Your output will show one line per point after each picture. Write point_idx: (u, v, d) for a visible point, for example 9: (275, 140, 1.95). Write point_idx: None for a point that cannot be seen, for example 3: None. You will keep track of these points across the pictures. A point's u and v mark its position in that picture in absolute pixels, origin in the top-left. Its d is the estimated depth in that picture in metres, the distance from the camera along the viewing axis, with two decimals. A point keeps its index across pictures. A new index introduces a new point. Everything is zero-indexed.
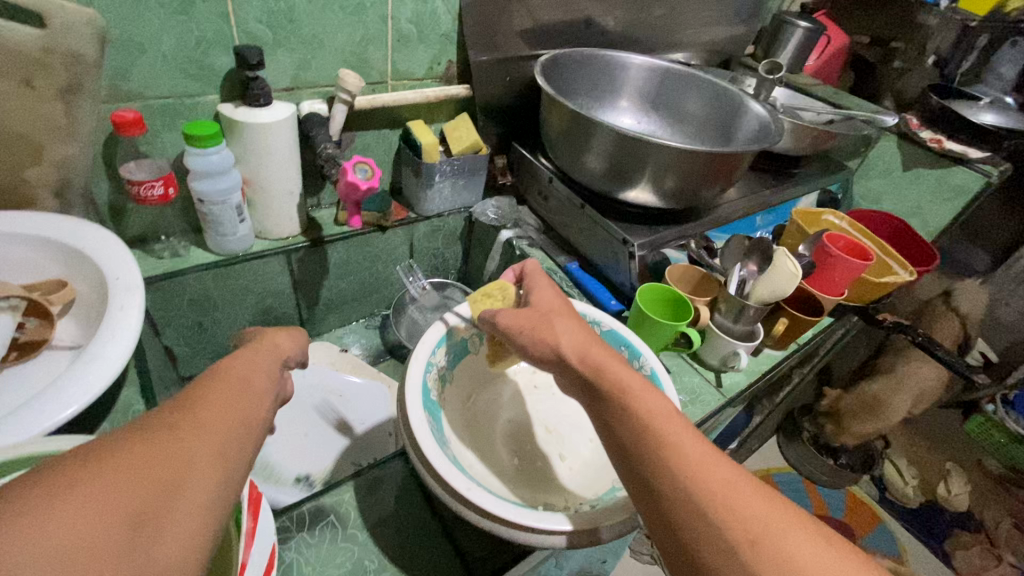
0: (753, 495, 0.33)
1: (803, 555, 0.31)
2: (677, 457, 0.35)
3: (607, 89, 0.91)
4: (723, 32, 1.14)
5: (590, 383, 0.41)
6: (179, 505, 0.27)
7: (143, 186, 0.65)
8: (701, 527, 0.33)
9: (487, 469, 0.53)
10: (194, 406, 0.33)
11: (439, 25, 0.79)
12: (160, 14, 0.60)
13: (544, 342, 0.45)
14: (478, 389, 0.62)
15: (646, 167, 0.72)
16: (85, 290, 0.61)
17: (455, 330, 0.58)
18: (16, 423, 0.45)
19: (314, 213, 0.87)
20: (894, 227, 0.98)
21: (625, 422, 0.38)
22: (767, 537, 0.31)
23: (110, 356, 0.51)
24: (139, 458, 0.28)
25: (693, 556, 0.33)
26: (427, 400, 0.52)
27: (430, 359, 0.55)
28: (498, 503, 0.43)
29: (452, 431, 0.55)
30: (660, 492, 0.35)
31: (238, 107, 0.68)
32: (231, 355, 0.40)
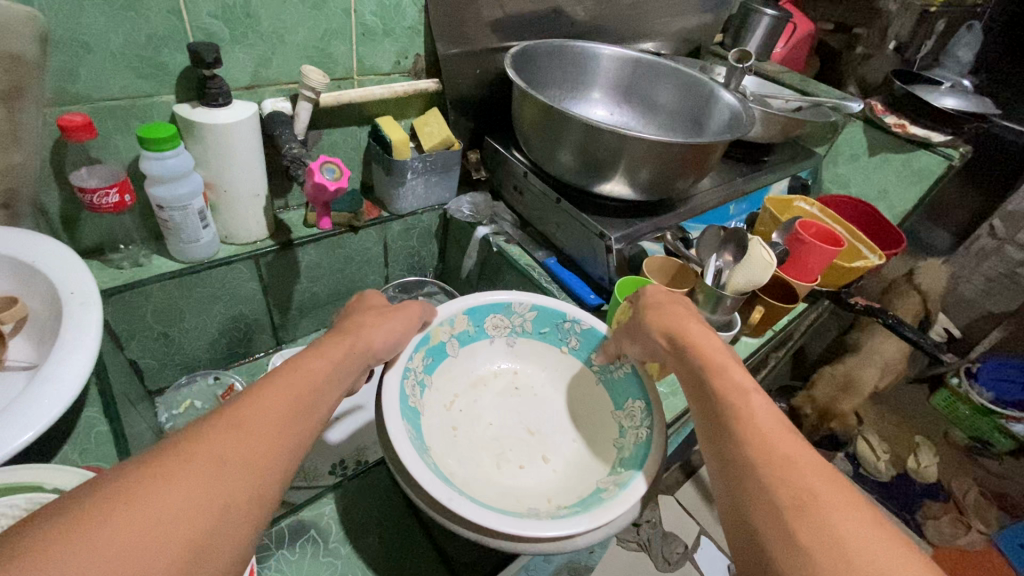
0: (812, 471, 0.35)
1: (845, 528, 0.32)
2: (751, 427, 0.39)
3: (579, 81, 0.90)
4: (692, 21, 1.14)
5: (684, 351, 0.48)
6: (211, 552, 0.28)
7: (97, 195, 0.62)
8: (749, 486, 0.36)
9: (470, 472, 0.52)
10: (248, 430, 0.33)
11: (404, 18, 0.77)
12: (106, 10, 0.57)
13: (643, 319, 0.53)
14: (459, 390, 0.61)
15: (622, 160, 0.72)
16: (39, 306, 0.58)
17: (433, 334, 0.58)
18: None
19: (282, 215, 0.84)
20: (862, 211, 1.01)
21: (705, 394, 0.43)
22: (812, 505, 0.34)
23: (67, 376, 0.49)
24: (191, 479, 0.29)
25: (740, 514, 0.36)
26: (405, 406, 0.51)
27: (408, 364, 0.54)
28: (478, 508, 0.43)
29: (431, 438, 0.53)
30: (727, 453, 0.39)
31: (195, 108, 0.65)
32: (302, 355, 0.41)
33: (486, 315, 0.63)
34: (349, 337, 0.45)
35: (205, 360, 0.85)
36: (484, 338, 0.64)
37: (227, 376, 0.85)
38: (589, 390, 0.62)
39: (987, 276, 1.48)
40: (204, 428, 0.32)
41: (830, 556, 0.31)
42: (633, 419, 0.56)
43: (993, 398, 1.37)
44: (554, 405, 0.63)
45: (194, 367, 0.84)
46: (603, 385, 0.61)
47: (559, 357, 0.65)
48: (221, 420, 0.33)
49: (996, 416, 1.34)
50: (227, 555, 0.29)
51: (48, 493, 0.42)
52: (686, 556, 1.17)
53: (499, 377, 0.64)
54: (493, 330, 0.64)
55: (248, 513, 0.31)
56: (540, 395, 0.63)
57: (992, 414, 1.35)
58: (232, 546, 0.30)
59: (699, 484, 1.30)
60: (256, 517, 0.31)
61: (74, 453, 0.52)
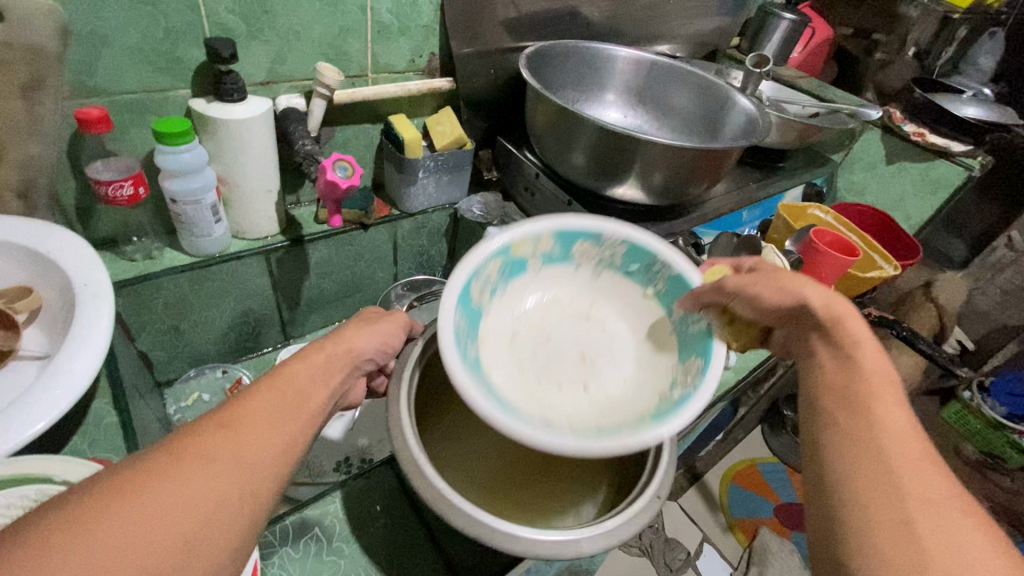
0: (941, 479, 0.36)
1: (966, 537, 0.33)
2: (885, 420, 0.38)
3: (594, 82, 0.89)
4: (709, 24, 1.13)
5: (829, 327, 0.45)
6: (199, 551, 0.29)
7: (112, 187, 0.63)
8: (873, 470, 0.36)
9: (509, 375, 0.51)
10: (241, 429, 0.34)
11: (421, 16, 0.77)
12: (125, 5, 0.57)
13: (784, 286, 0.49)
14: (527, 305, 0.58)
15: (635, 163, 0.72)
16: (53, 297, 0.58)
17: (516, 244, 0.55)
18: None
19: (293, 211, 0.84)
20: (879, 220, 0.99)
21: (839, 367, 0.43)
22: (936, 507, 0.34)
23: (77, 368, 0.49)
24: (180, 476, 0.30)
25: (844, 491, 0.36)
26: (466, 299, 0.50)
27: (481, 261, 0.52)
28: (488, 403, 0.41)
29: (482, 338, 0.52)
30: (844, 427, 0.39)
31: (211, 103, 0.66)
32: (291, 356, 0.42)
33: (575, 241, 0.57)
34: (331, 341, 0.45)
35: (213, 353, 0.85)
36: (568, 264, 0.60)
37: (235, 369, 0.86)
38: (656, 341, 0.56)
39: (1003, 288, 1.45)
40: (197, 427, 0.33)
41: (945, 553, 0.32)
42: (687, 376, 0.49)
43: (1007, 413, 1.34)
44: (619, 343, 0.58)
45: (202, 360, 0.85)
46: (675, 338, 0.55)
47: (640, 301, 0.59)
48: (213, 420, 0.34)
49: (1009, 431, 1.32)
50: (220, 553, 0.30)
51: (60, 485, 0.42)
52: (688, 563, 1.16)
53: (571, 302, 0.60)
54: (581, 257, 0.59)
55: (239, 509, 0.31)
56: (607, 329, 0.58)
57: (1005, 429, 1.33)
58: (225, 543, 0.30)
59: (702, 491, 1.29)
60: (247, 517, 0.31)
61: (83, 443, 0.53)
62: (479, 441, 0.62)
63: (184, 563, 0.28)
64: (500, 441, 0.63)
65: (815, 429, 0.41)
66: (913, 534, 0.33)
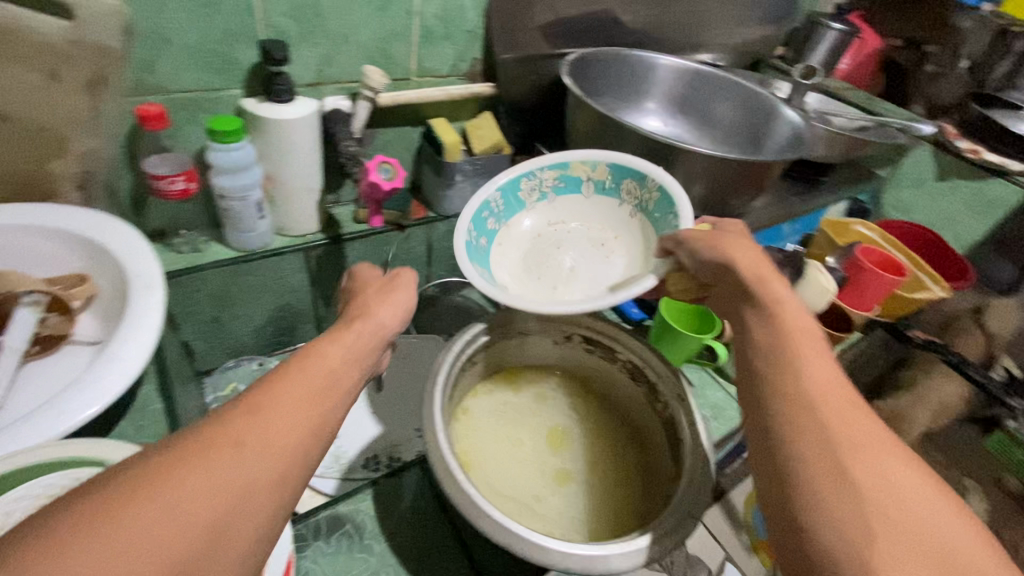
0: (887, 449, 0.35)
1: (929, 510, 0.32)
2: (817, 383, 0.38)
3: (635, 90, 0.88)
4: (753, 33, 1.12)
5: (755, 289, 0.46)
6: (228, 539, 0.28)
7: (165, 181, 0.65)
8: (820, 439, 0.35)
9: (511, 258, 0.63)
10: (271, 415, 0.33)
11: (465, 22, 0.78)
12: (187, 7, 0.60)
13: (719, 251, 0.49)
14: (568, 219, 0.67)
15: (676, 172, 0.71)
16: (107, 286, 0.60)
17: (574, 164, 0.65)
18: (39, 423, 0.46)
19: (333, 210, 0.85)
20: (925, 239, 0.96)
21: (767, 330, 0.43)
22: (894, 482, 0.33)
23: (129, 357, 0.51)
24: (209, 462, 0.29)
25: (797, 464, 0.35)
26: (509, 192, 0.64)
27: (537, 170, 0.65)
28: (460, 249, 0.57)
29: (512, 229, 0.65)
30: (786, 392, 0.38)
31: (261, 102, 0.67)
32: (319, 340, 0.42)
33: (623, 175, 0.64)
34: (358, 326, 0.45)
35: (251, 346, 0.85)
36: (615, 199, 0.65)
37: (271, 362, 0.86)
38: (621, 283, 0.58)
39: None
40: (225, 414, 0.32)
41: (904, 526, 0.31)
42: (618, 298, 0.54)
43: None
44: (609, 275, 0.61)
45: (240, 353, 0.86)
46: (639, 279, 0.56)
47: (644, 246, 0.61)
48: (240, 406, 0.33)
49: None
50: (248, 538, 0.29)
51: None
52: None
53: (602, 229, 0.65)
54: (625, 195, 0.64)
55: (267, 495, 0.31)
56: (609, 261, 0.62)
57: None
58: (253, 528, 0.30)
59: None
60: (275, 503, 0.31)
61: (130, 428, 0.55)
62: (497, 449, 0.61)
63: (214, 549, 0.28)
64: (517, 453, 0.61)
65: (763, 394, 0.39)
66: (845, 476, 0.33)
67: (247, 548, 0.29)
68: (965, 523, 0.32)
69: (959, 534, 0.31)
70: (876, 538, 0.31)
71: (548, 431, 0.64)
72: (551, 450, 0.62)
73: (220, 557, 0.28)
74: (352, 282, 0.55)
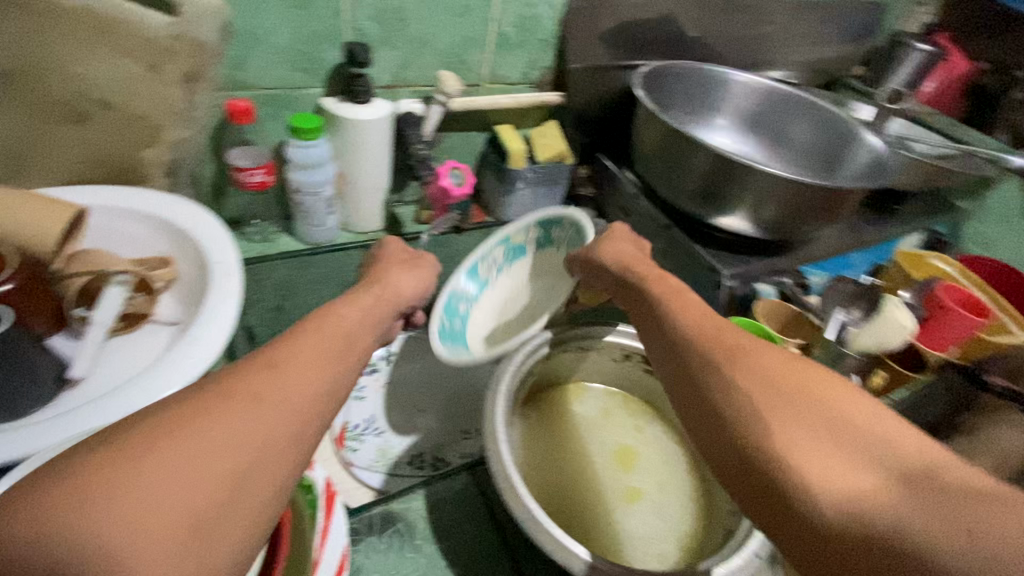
0: (771, 352, 0.37)
1: (825, 389, 0.34)
2: (696, 324, 0.42)
3: (705, 106, 0.86)
4: (829, 52, 1.08)
5: (627, 275, 0.55)
6: (247, 492, 0.29)
7: (245, 173, 0.68)
8: (716, 364, 0.38)
9: (479, 333, 0.70)
10: (284, 367, 0.33)
11: (540, 30, 0.78)
12: (280, 8, 0.62)
13: (592, 256, 0.60)
14: (520, 279, 0.74)
15: (747, 192, 0.69)
16: (187, 269, 0.64)
17: (513, 235, 0.71)
18: (123, 397, 0.49)
19: (395, 209, 0.86)
20: (1010, 280, 0.90)
21: (640, 307, 0.50)
22: (786, 384, 0.35)
23: (208, 339, 0.54)
24: (224, 411, 0.30)
25: (704, 390, 0.37)
26: (471, 276, 0.70)
27: (485, 250, 0.70)
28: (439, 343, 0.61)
29: (479, 304, 0.72)
30: (676, 342, 0.42)
31: (340, 102, 0.69)
32: (337, 303, 0.43)
33: (547, 228, 0.72)
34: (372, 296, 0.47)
35: None
36: (550, 247, 0.74)
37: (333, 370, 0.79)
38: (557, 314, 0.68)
39: None
40: (242, 368, 0.32)
41: (796, 401, 0.34)
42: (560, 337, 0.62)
43: None
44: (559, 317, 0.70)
45: None
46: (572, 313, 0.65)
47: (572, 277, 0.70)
48: (256, 361, 0.33)
49: None
50: (266, 492, 0.29)
51: None
52: None
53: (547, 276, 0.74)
54: (557, 240, 0.73)
55: (281, 451, 0.30)
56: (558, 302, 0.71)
57: None
58: (270, 483, 0.30)
59: None
60: (291, 459, 0.31)
61: None
62: (563, 463, 0.61)
63: (232, 502, 0.28)
64: (585, 467, 0.61)
65: (658, 350, 0.43)
66: (732, 388, 0.36)
67: (265, 501, 0.29)
68: (850, 390, 0.35)
69: (846, 398, 0.34)
70: (771, 422, 0.33)
71: (614, 450, 0.64)
72: (620, 468, 0.62)
73: (238, 511, 0.28)
74: (381, 250, 0.61)
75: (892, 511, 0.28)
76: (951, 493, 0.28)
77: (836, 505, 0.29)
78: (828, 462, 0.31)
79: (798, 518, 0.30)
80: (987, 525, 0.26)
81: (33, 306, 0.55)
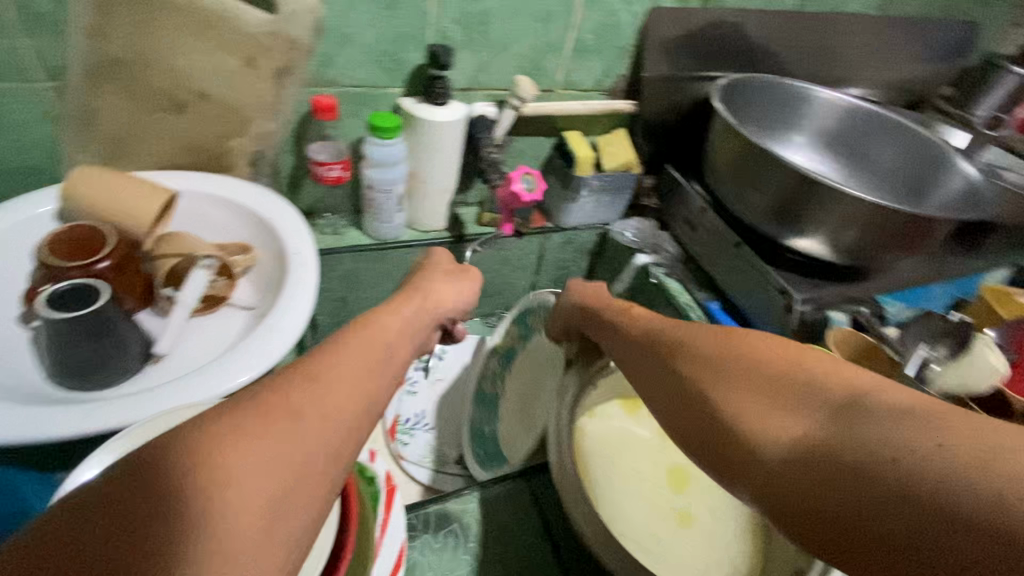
0: (710, 338, 0.39)
1: (756, 345, 0.36)
2: (663, 337, 0.43)
3: (785, 122, 0.83)
4: (915, 71, 1.02)
5: (608, 312, 0.53)
6: (292, 514, 0.27)
7: (324, 168, 0.70)
8: (679, 374, 0.38)
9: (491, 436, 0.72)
10: (324, 382, 0.32)
11: (618, 38, 0.77)
12: (371, 9, 0.64)
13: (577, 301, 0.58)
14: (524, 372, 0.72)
15: (829, 215, 0.66)
16: (266, 257, 0.66)
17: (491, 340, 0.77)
18: (200, 381, 0.51)
19: (459, 210, 0.87)
20: None
21: (611, 338, 0.50)
22: (730, 364, 0.35)
23: (285, 328, 0.56)
24: (266, 430, 0.28)
25: (671, 398, 0.37)
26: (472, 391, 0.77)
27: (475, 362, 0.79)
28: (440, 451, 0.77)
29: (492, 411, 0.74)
30: (644, 355, 0.43)
31: (418, 103, 0.71)
32: (376, 311, 0.42)
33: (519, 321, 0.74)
34: (414, 302, 0.47)
35: None
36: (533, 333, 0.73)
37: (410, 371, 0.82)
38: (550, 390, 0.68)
39: None
40: (282, 382, 0.31)
41: (737, 367, 0.35)
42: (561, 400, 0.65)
43: None
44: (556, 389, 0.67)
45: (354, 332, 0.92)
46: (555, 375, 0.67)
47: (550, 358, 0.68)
48: (291, 375, 0.32)
49: None
50: (305, 520, 0.28)
51: None
52: None
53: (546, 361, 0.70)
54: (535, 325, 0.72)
55: (322, 467, 0.29)
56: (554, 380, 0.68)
57: None
58: (307, 510, 0.28)
59: None
60: (327, 482, 0.29)
61: None
62: (620, 479, 0.60)
63: (272, 532, 0.26)
64: (639, 488, 0.60)
65: (625, 367, 0.44)
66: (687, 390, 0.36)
67: (301, 529, 0.28)
68: (794, 353, 0.35)
69: (772, 347, 0.35)
70: (723, 397, 0.34)
71: (670, 468, 0.63)
72: (673, 489, 0.61)
73: (274, 542, 0.26)
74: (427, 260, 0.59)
75: (824, 442, 0.29)
76: (880, 418, 0.28)
77: (777, 447, 0.30)
78: (763, 418, 0.31)
79: (744, 465, 0.31)
80: (904, 443, 0.26)
81: (127, 282, 0.58)
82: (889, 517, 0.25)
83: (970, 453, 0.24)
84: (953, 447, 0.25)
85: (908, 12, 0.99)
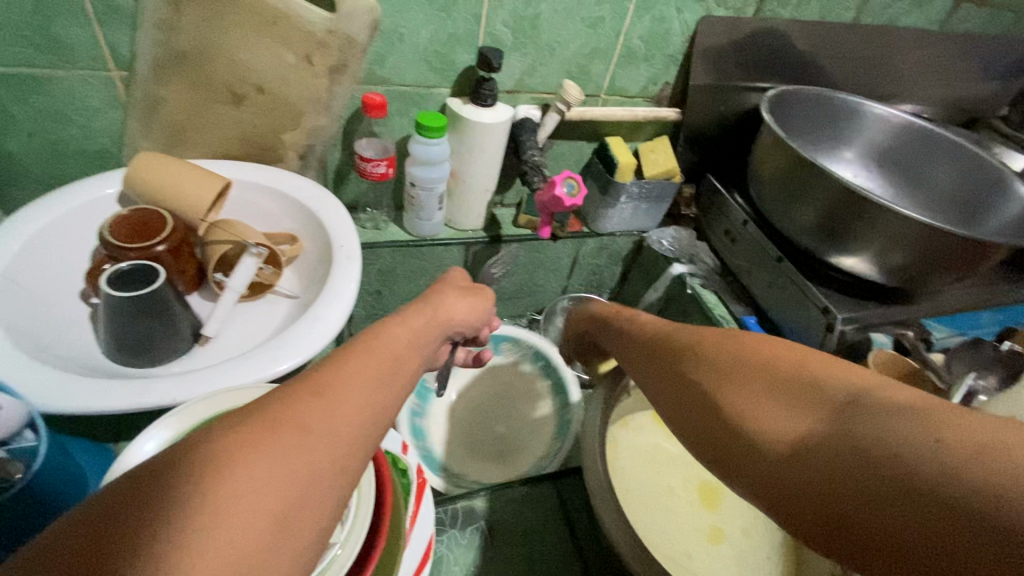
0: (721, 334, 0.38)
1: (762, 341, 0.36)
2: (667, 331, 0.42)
3: (833, 137, 0.81)
4: (974, 89, 0.99)
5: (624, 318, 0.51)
6: (298, 528, 0.27)
7: (370, 164, 0.71)
8: (684, 369, 0.37)
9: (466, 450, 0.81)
10: (332, 394, 0.31)
11: (668, 46, 0.77)
12: (426, 10, 0.65)
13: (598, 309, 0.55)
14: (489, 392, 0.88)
15: (876, 235, 0.64)
16: (310, 250, 0.68)
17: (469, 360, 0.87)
18: (233, 370, 0.52)
19: (496, 210, 0.89)
20: None
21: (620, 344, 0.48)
22: (737, 358, 0.35)
23: (330, 317, 0.58)
24: (274, 443, 0.27)
25: (677, 391, 0.36)
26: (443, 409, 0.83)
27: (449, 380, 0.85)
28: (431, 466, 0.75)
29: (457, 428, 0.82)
30: (646, 353, 0.42)
31: (465, 104, 0.72)
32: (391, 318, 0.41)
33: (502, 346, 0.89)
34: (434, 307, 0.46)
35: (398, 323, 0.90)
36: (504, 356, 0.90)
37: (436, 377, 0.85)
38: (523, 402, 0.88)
39: None
40: (291, 393, 0.30)
41: (744, 361, 0.34)
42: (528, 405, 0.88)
43: None
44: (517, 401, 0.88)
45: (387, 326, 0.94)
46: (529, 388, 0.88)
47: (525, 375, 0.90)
48: (301, 386, 0.31)
49: None
50: (310, 535, 0.27)
51: None
52: None
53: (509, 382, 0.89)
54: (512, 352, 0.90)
55: (331, 480, 0.29)
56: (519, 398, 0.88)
57: None
58: (315, 521, 0.27)
59: None
60: (336, 489, 0.29)
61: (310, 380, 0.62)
62: (646, 490, 0.60)
63: (276, 541, 0.25)
64: (666, 501, 0.60)
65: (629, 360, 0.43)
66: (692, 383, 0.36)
67: (309, 545, 0.27)
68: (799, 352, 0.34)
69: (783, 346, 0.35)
70: (730, 392, 0.33)
71: (700, 484, 0.63)
72: (706, 506, 0.61)
73: (280, 558, 0.25)
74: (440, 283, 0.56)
75: (822, 437, 0.28)
76: (880, 414, 0.28)
77: (776, 439, 0.30)
78: (766, 410, 0.31)
79: (743, 459, 0.31)
80: (904, 443, 0.26)
81: (179, 266, 0.61)
82: (884, 510, 0.25)
83: (965, 448, 0.24)
84: (949, 442, 0.25)
85: (969, 28, 0.96)
